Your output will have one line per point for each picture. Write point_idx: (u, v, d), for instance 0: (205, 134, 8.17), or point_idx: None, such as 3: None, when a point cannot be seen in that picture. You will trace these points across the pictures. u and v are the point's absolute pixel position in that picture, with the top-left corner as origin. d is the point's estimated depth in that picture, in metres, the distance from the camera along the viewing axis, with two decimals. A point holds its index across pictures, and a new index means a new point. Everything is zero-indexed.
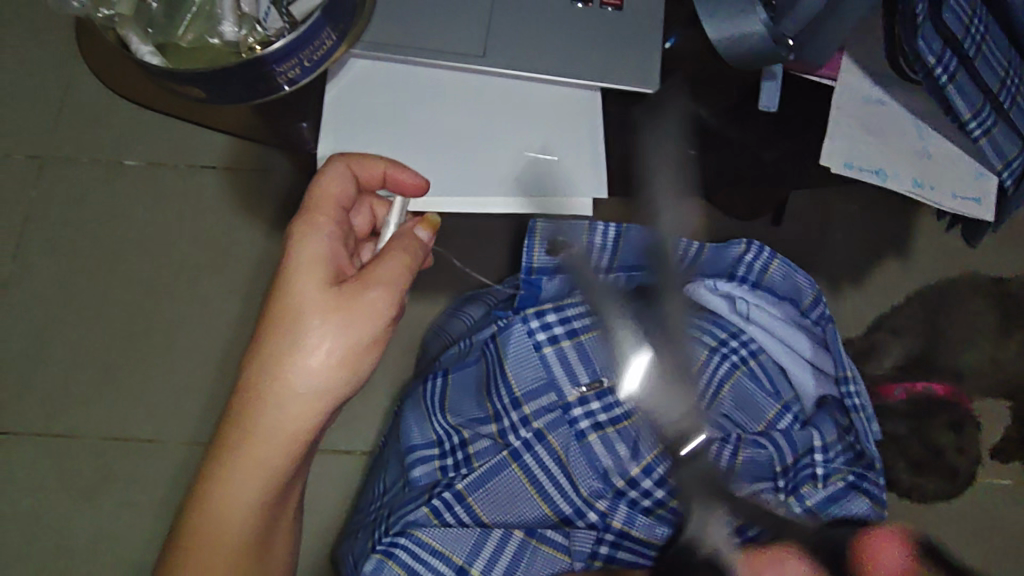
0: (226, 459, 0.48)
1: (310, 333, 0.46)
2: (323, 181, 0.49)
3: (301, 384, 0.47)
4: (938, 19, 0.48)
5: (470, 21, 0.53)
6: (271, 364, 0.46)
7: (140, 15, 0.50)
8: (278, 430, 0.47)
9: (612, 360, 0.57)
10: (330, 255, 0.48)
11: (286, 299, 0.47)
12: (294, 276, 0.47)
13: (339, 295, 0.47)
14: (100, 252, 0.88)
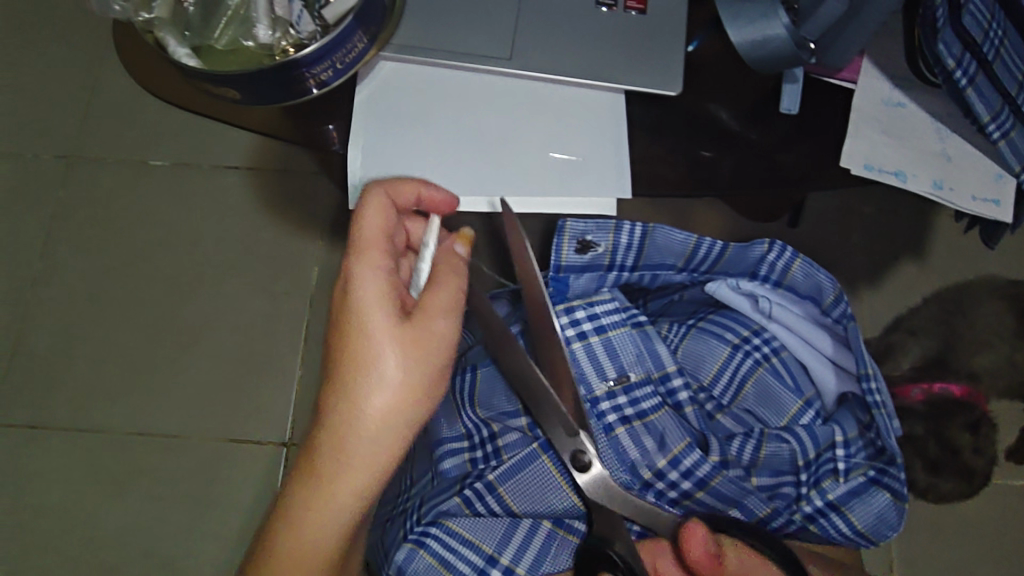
0: (304, 514, 0.46)
1: (385, 375, 0.45)
2: (370, 211, 0.48)
3: (378, 428, 0.45)
4: (959, 24, 0.49)
5: (497, 24, 0.55)
6: (346, 411, 0.45)
7: (177, 19, 0.51)
8: (358, 477, 0.46)
9: (638, 356, 0.59)
10: (388, 289, 0.47)
11: (354, 343, 0.46)
12: (362, 319, 0.46)
13: (408, 331, 0.46)
14: (127, 251, 0.90)
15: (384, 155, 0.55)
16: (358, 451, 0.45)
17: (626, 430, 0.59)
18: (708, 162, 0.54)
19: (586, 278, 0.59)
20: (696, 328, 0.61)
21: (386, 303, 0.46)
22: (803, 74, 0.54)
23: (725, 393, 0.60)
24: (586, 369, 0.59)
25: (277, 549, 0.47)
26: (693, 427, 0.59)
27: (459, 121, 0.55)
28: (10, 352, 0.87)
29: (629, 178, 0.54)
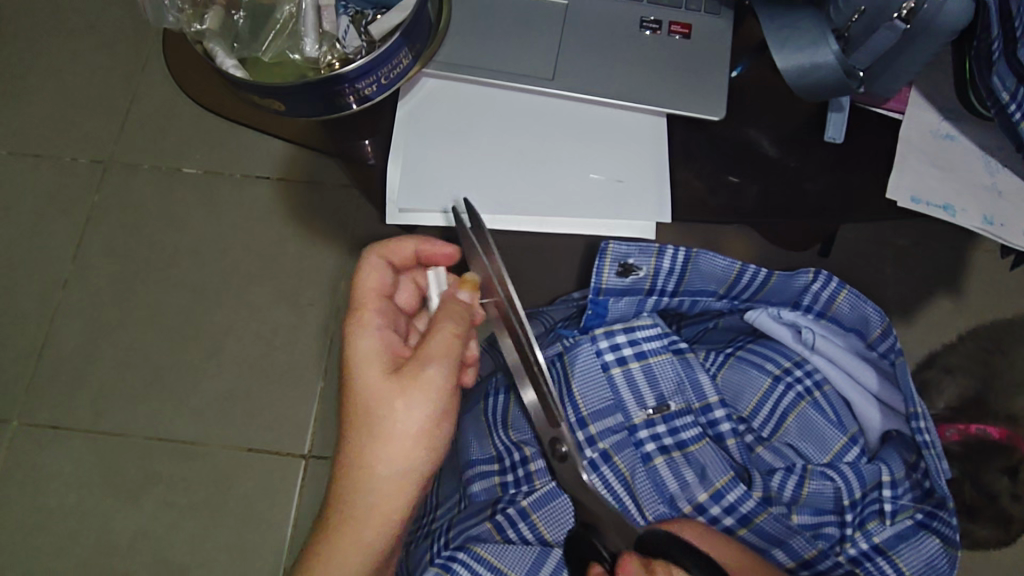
0: (316, 561, 0.49)
1: (376, 427, 0.48)
2: (367, 276, 0.53)
3: (376, 478, 0.48)
4: (1014, 59, 0.47)
5: (541, 45, 0.55)
6: (344, 463, 0.49)
7: (227, 31, 0.52)
8: (359, 523, 0.48)
9: (677, 384, 0.58)
10: (382, 345, 0.50)
11: (350, 399, 0.49)
12: (357, 373, 0.49)
13: (395, 383, 0.48)
14: (158, 256, 0.91)
15: (422, 171, 0.54)
16: (358, 501, 0.48)
17: (665, 460, 0.58)
18: (732, 187, 0.54)
19: (626, 302, 0.57)
20: (734, 357, 0.60)
21: (376, 358, 0.49)
22: (849, 103, 0.53)
23: (765, 425, 0.59)
24: (624, 396, 0.58)
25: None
26: (735, 460, 0.58)
27: (499, 141, 0.55)
28: (37, 352, 0.88)
29: (669, 202, 0.54)
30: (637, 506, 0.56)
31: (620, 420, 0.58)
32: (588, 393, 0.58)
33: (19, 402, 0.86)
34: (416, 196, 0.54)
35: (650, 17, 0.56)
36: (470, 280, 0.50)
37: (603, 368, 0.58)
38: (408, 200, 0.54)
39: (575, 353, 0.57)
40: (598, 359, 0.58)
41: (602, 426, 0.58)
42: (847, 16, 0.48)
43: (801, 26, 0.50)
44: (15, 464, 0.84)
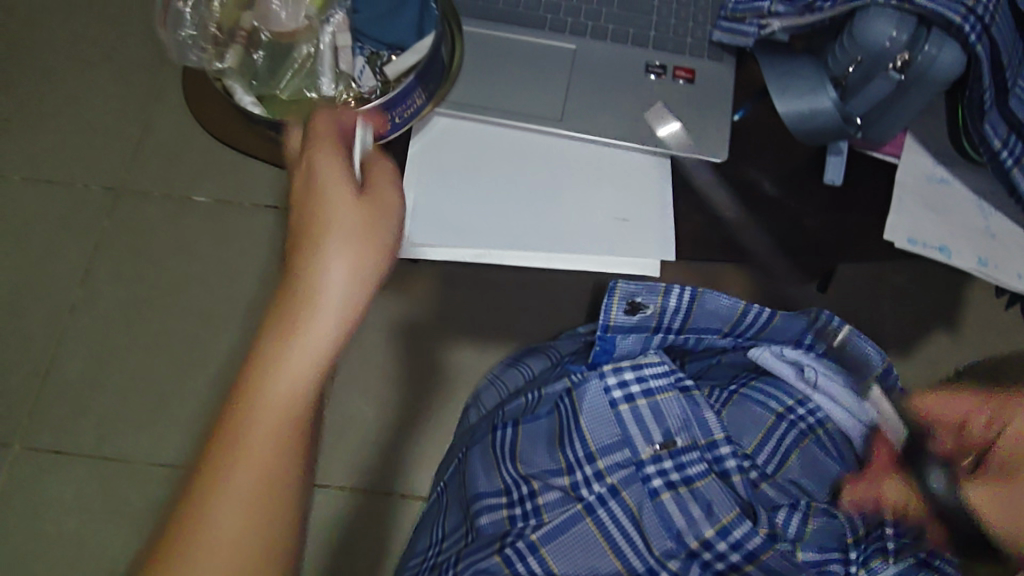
0: (239, 406, 0.39)
1: (326, 240, 0.42)
2: (322, 122, 0.46)
3: (332, 303, 0.41)
4: (1005, 107, 0.50)
5: (550, 89, 0.58)
6: (283, 296, 0.41)
7: (246, 69, 0.54)
8: (289, 366, 0.40)
9: (687, 419, 0.51)
10: (340, 172, 0.44)
11: (297, 228, 0.44)
12: (322, 194, 0.43)
13: (349, 194, 0.43)
14: (165, 282, 0.92)
15: (435, 206, 0.55)
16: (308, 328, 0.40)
17: (672, 496, 0.50)
18: (732, 222, 0.55)
19: (633, 338, 0.51)
20: (739, 394, 0.56)
21: (332, 178, 0.44)
22: (846, 147, 0.55)
23: (770, 462, 0.54)
24: (633, 432, 0.51)
25: (193, 520, 0.37)
26: (741, 497, 0.51)
27: (508, 178, 0.57)
28: (41, 377, 0.88)
29: (673, 242, 0.55)
30: (645, 542, 0.49)
31: (627, 456, 0.51)
32: (595, 428, 0.51)
33: (22, 426, 0.86)
34: (426, 230, 0.54)
35: (655, 62, 0.59)
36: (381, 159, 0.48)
37: (611, 405, 0.51)
38: (419, 235, 0.54)
39: (583, 389, 0.52)
40: (607, 396, 0.51)
41: (610, 461, 0.50)
42: (844, 66, 0.51)
43: (802, 74, 0.53)
44: (13, 490, 0.83)
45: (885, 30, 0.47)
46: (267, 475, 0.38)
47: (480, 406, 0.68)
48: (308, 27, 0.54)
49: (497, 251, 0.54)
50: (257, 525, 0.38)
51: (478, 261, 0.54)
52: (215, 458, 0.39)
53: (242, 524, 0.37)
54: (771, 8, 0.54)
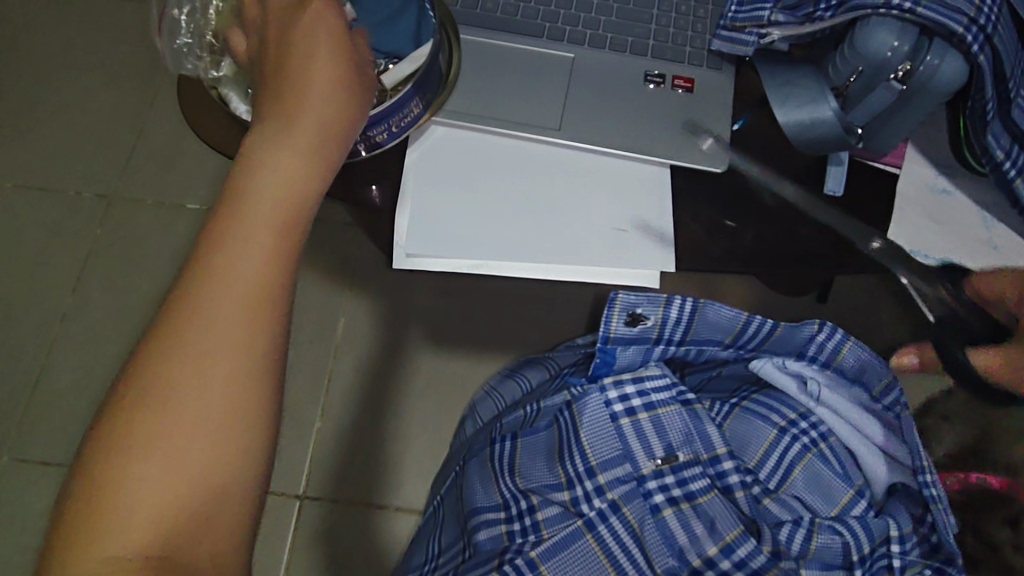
0: (200, 272, 0.38)
1: (300, 86, 0.41)
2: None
3: (292, 163, 0.40)
4: (1008, 118, 0.50)
5: (549, 98, 0.58)
6: (254, 142, 0.40)
7: (242, 76, 0.53)
8: (260, 207, 0.39)
9: (689, 434, 0.49)
10: (319, 23, 0.42)
11: (268, 79, 0.42)
12: (294, 54, 0.41)
13: (324, 39, 0.42)
14: (157, 287, 0.91)
15: (432, 216, 0.55)
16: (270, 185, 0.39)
17: (674, 512, 0.48)
18: (730, 229, 0.54)
19: (634, 350, 0.49)
20: (740, 408, 0.51)
21: (307, 25, 0.42)
22: (848, 157, 0.55)
23: (771, 477, 0.49)
24: (635, 447, 0.49)
25: (162, 383, 0.36)
26: (744, 514, 0.48)
27: (507, 188, 0.56)
28: (31, 387, 0.87)
29: (674, 251, 0.54)
30: (646, 560, 0.47)
31: (628, 471, 0.49)
32: (595, 443, 0.49)
33: (10, 437, 0.84)
34: (423, 242, 0.54)
35: (654, 71, 0.58)
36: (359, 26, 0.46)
37: (612, 418, 0.49)
38: (416, 246, 0.54)
39: (583, 403, 0.49)
40: (607, 409, 0.49)
41: (610, 476, 0.49)
42: (845, 76, 0.50)
43: (802, 84, 0.52)
44: (1, 501, 0.82)
45: (888, 39, 0.47)
46: (239, 322, 0.37)
47: (477, 420, 0.68)
48: None
49: (495, 262, 0.54)
50: (228, 375, 0.36)
51: (476, 272, 0.54)
52: (167, 331, 0.37)
53: (210, 376, 0.36)
54: (771, 18, 0.53)
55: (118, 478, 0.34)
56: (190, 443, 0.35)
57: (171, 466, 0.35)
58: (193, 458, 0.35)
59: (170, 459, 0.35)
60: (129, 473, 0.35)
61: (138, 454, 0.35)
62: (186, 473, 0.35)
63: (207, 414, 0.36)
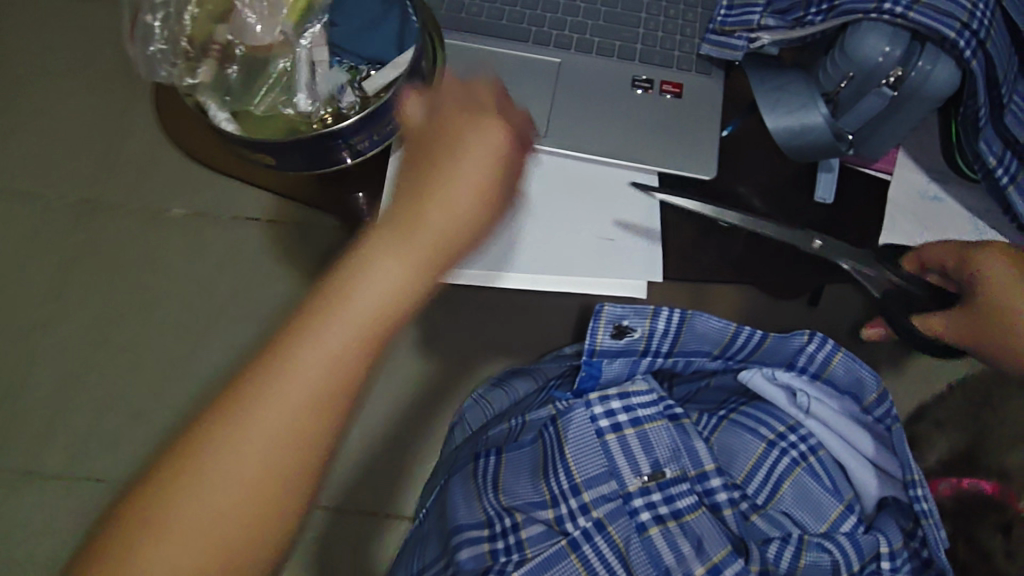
0: (282, 362, 0.36)
1: (437, 181, 0.40)
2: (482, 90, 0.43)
3: (389, 280, 0.38)
4: (999, 124, 0.49)
5: (535, 104, 0.57)
6: (379, 232, 0.39)
7: (220, 84, 0.52)
8: (359, 298, 0.37)
9: (676, 450, 0.48)
10: (479, 126, 0.41)
11: (411, 167, 0.41)
12: (442, 163, 0.40)
13: (478, 140, 0.40)
14: (144, 305, 0.89)
15: None
16: (365, 292, 0.37)
17: (661, 530, 0.47)
18: (720, 233, 0.55)
19: (621, 363, 0.47)
20: (728, 420, 0.51)
21: (466, 123, 0.41)
22: (838, 163, 0.54)
23: (759, 492, 0.49)
24: (619, 463, 0.48)
25: (217, 433, 0.36)
26: (731, 531, 0.48)
27: None
28: (11, 397, 0.85)
29: (661, 260, 0.53)
30: None
31: (614, 488, 0.48)
32: (580, 459, 0.47)
33: None
34: None
35: (642, 75, 0.57)
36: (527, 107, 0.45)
37: (597, 434, 0.48)
38: None
39: (568, 418, 0.48)
40: (592, 425, 0.48)
41: (596, 493, 0.48)
42: (835, 82, 0.49)
43: (793, 89, 0.51)
44: None
45: (877, 45, 0.46)
46: (297, 423, 0.36)
47: (467, 427, 0.65)
48: (283, 41, 0.53)
49: (478, 273, 0.52)
50: (277, 458, 0.36)
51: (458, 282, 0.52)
52: (237, 396, 0.36)
53: (262, 454, 0.35)
54: (761, 22, 0.52)
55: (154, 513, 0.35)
56: (225, 505, 0.35)
57: (203, 516, 0.35)
58: (224, 522, 0.35)
59: (201, 517, 0.35)
60: (163, 515, 0.35)
61: (178, 502, 0.35)
62: (206, 539, 0.35)
63: (248, 487, 0.35)
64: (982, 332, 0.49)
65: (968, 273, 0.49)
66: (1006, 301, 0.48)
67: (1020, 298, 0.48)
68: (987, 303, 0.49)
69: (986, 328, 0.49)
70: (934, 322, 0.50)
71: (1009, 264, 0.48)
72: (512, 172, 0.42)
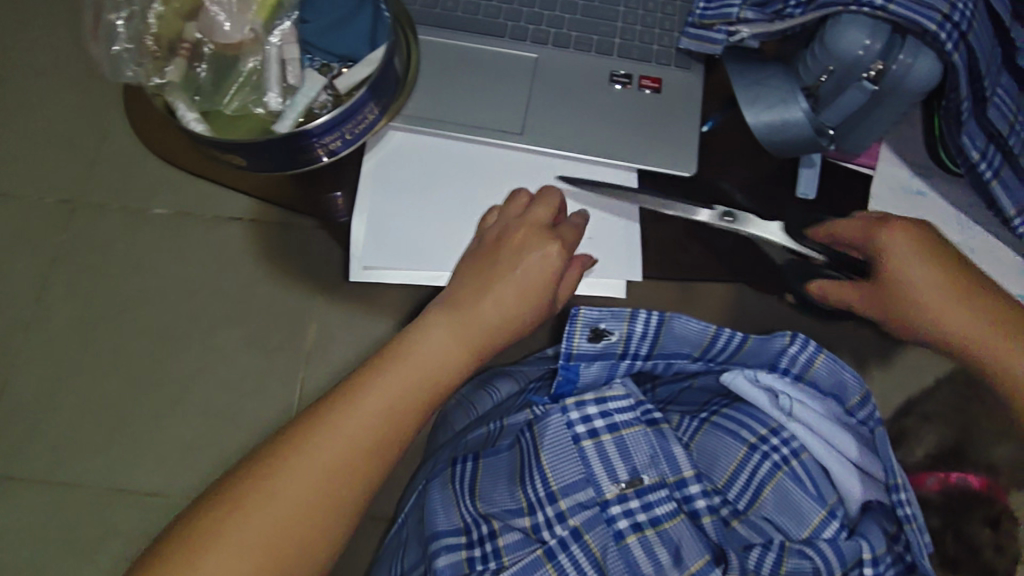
0: (328, 419, 0.42)
1: (493, 286, 0.46)
2: (545, 203, 0.50)
3: (433, 359, 0.44)
4: (983, 117, 0.48)
5: (511, 102, 0.55)
6: (432, 319, 0.46)
7: (189, 83, 0.51)
8: (408, 378, 0.44)
9: (655, 455, 0.47)
10: (538, 245, 0.47)
11: (467, 269, 0.48)
12: (493, 260, 0.48)
13: (538, 258, 0.47)
14: (66, 296, 0.72)
15: (389, 226, 0.54)
16: (409, 363, 0.44)
17: (638, 539, 0.45)
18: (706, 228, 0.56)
19: (599, 367, 0.47)
20: (709, 423, 0.50)
21: (527, 239, 0.47)
22: (820, 159, 0.54)
23: (741, 496, 0.48)
24: (597, 470, 0.46)
25: (270, 471, 0.41)
26: (710, 540, 0.46)
27: (467, 194, 0.55)
28: None
29: (638, 259, 0.54)
30: None
31: (591, 495, 0.46)
32: (557, 465, 0.46)
33: None
34: (381, 254, 0.54)
35: (621, 71, 0.56)
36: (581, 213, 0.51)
37: (573, 440, 0.46)
38: (371, 258, 0.54)
39: (543, 424, 0.46)
40: (569, 431, 0.46)
41: (573, 501, 0.46)
42: (816, 75, 0.48)
43: (772, 84, 0.50)
44: None
45: (857, 38, 0.45)
46: (332, 467, 0.41)
47: (451, 429, 0.60)
48: (253, 38, 0.52)
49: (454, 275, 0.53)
50: (314, 502, 0.41)
51: (433, 285, 0.53)
52: (289, 438, 0.42)
53: (306, 498, 0.41)
54: (739, 15, 0.50)
55: (205, 533, 0.40)
56: (266, 539, 0.40)
57: (246, 545, 0.39)
58: (262, 554, 0.39)
59: (244, 546, 0.39)
60: (212, 537, 0.39)
61: (227, 529, 0.39)
62: (245, 570, 0.39)
63: (287, 526, 0.40)
64: (879, 308, 0.48)
65: (870, 246, 0.47)
66: (902, 279, 0.46)
67: (916, 276, 0.45)
68: (884, 279, 0.46)
69: (881, 305, 0.47)
70: (833, 289, 0.50)
71: (912, 241, 0.45)
72: (564, 283, 0.49)
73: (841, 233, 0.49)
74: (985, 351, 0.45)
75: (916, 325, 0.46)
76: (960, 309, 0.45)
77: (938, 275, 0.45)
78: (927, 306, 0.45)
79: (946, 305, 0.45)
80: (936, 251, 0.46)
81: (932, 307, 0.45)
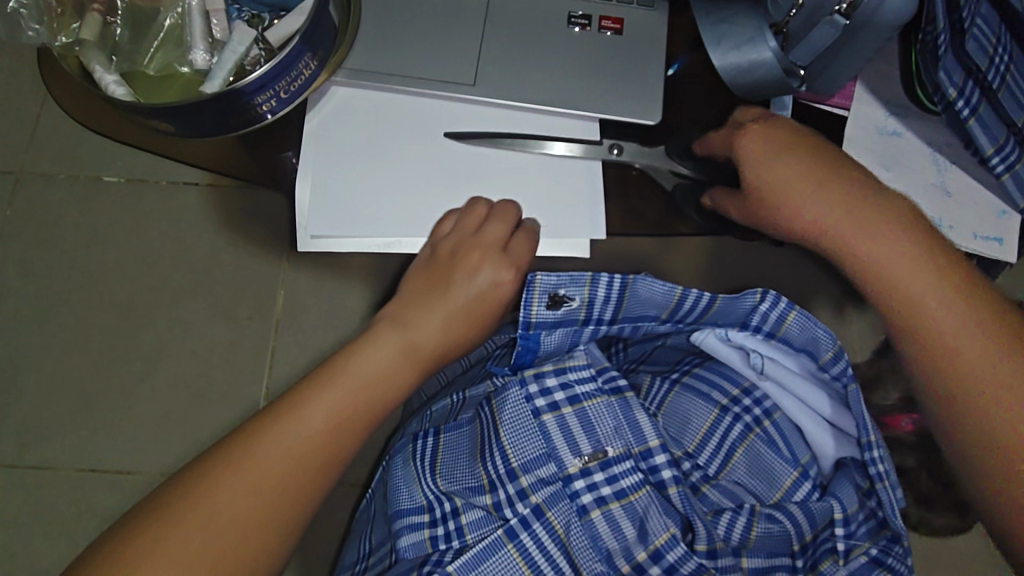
0: (276, 421, 0.42)
1: (441, 308, 0.47)
2: (499, 215, 0.49)
3: (380, 373, 0.45)
4: (962, 51, 0.45)
5: (462, 48, 0.51)
6: (380, 333, 0.46)
7: (105, 42, 0.46)
8: (358, 396, 0.44)
9: (619, 427, 0.45)
10: (492, 268, 0.48)
11: (417, 286, 0.48)
12: (443, 272, 0.48)
13: (491, 282, 0.47)
14: (6, 274, 0.65)
15: (335, 189, 0.51)
16: (358, 372, 0.45)
17: (603, 513, 0.44)
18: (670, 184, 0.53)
19: (561, 334, 0.46)
20: (679, 386, 0.48)
21: (481, 260, 0.47)
22: (791, 101, 0.51)
23: (711, 462, 0.46)
24: (558, 444, 0.45)
25: (220, 477, 0.40)
26: (678, 510, 0.44)
27: (420, 152, 0.52)
28: None
29: (601, 217, 0.52)
30: (573, 566, 0.43)
31: (553, 471, 0.44)
32: (516, 440, 0.44)
33: None
34: (327, 222, 0.50)
35: (579, 11, 0.52)
36: (530, 225, 0.49)
37: (533, 414, 0.45)
38: (318, 227, 0.50)
39: (502, 397, 0.45)
40: (528, 405, 0.45)
41: (535, 477, 0.44)
42: (785, 11, 0.44)
43: (737, 20, 0.47)
44: None
45: None
46: (281, 465, 0.41)
47: (424, 393, 0.58)
48: None
49: (407, 240, 0.51)
50: (264, 497, 0.40)
51: (387, 251, 0.51)
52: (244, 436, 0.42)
53: (252, 510, 0.40)
54: None
55: (145, 548, 0.38)
56: (209, 550, 0.39)
57: (189, 556, 0.38)
58: (208, 565, 0.38)
59: (192, 546, 0.38)
60: (156, 548, 0.38)
61: (175, 537, 0.38)
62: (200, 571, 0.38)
63: (235, 535, 0.39)
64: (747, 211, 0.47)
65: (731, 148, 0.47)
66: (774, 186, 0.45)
67: (774, 172, 0.45)
68: (750, 181, 0.46)
69: (749, 208, 0.47)
70: (715, 197, 0.49)
71: (775, 148, 0.45)
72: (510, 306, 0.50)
73: (704, 142, 0.49)
74: (856, 264, 0.44)
75: (783, 228, 0.46)
76: (816, 204, 0.44)
77: (797, 173, 0.45)
78: (788, 202, 0.45)
79: (807, 202, 0.44)
80: (795, 151, 0.45)
81: (791, 203, 0.45)
